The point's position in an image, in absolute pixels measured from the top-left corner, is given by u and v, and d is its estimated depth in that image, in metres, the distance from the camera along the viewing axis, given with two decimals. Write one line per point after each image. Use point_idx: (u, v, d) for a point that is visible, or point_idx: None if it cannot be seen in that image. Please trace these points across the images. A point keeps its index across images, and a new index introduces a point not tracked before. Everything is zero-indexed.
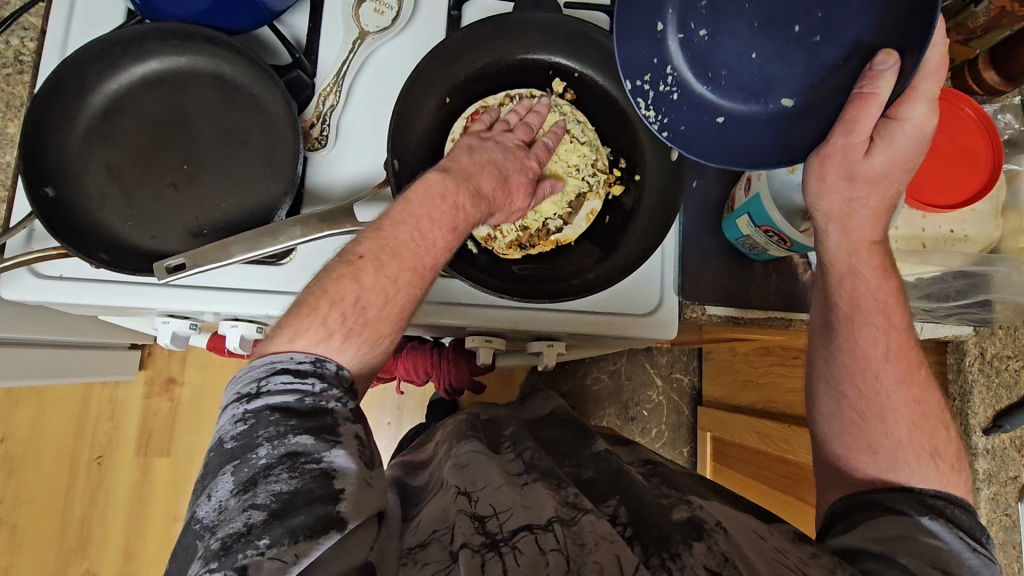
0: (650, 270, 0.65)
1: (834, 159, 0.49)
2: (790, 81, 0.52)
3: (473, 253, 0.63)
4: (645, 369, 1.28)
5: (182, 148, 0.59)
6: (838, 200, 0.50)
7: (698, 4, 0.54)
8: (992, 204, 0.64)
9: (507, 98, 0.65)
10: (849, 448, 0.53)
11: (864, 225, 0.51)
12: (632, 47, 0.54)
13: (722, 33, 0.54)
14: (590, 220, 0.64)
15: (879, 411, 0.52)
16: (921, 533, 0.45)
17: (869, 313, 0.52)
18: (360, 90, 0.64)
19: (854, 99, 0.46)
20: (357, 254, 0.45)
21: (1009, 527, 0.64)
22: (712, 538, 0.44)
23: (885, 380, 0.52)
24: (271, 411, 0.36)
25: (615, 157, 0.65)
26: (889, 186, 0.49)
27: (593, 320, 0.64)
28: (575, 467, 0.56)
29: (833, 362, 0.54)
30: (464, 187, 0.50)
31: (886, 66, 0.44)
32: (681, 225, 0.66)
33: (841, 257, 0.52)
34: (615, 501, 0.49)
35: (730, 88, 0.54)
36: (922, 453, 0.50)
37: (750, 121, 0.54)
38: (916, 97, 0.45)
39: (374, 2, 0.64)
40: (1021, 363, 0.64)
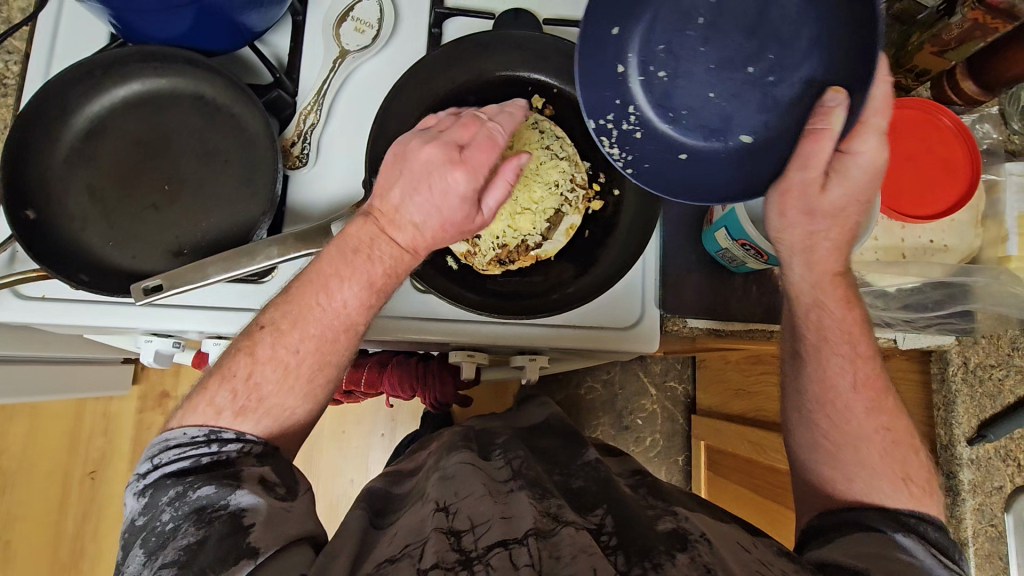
0: (631, 283, 0.65)
1: (793, 194, 0.50)
2: (748, 116, 0.53)
3: (452, 268, 0.62)
4: (639, 378, 1.28)
5: (164, 169, 0.59)
6: (799, 233, 0.51)
7: (656, 47, 0.54)
8: (972, 214, 0.66)
9: None
10: (826, 470, 0.53)
11: (827, 256, 0.51)
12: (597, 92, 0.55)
13: (680, 74, 0.55)
14: (570, 235, 0.63)
15: (850, 441, 0.52)
16: (897, 549, 0.45)
17: (836, 339, 0.53)
18: (340, 109, 0.65)
19: (807, 134, 0.47)
20: (258, 325, 0.46)
21: (995, 537, 0.64)
22: (695, 548, 0.43)
23: (855, 409, 0.52)
24: (169, 479, 0.40)
25: (594, 172, 0.65)
26: (848, 220, 0.49)
27: (576, 335, 0.64)
28: (565, 475, 0.55)
29: (805, 392, 0.55)
30: (379, 242, 0.48)
31: (836, 102, 0.46)
32: (660, 238, 0.66)
33: (805, 290, 0.53)
34: (603, 510, 0.49)
35: (690, 126, 0.55)
36: (895, 478, 0.50)
37: (712, 153, 0.54)
38: (866, 131, 0.46)
39: (355, 21, 0.65)
40: (1004, 372, 0.64)
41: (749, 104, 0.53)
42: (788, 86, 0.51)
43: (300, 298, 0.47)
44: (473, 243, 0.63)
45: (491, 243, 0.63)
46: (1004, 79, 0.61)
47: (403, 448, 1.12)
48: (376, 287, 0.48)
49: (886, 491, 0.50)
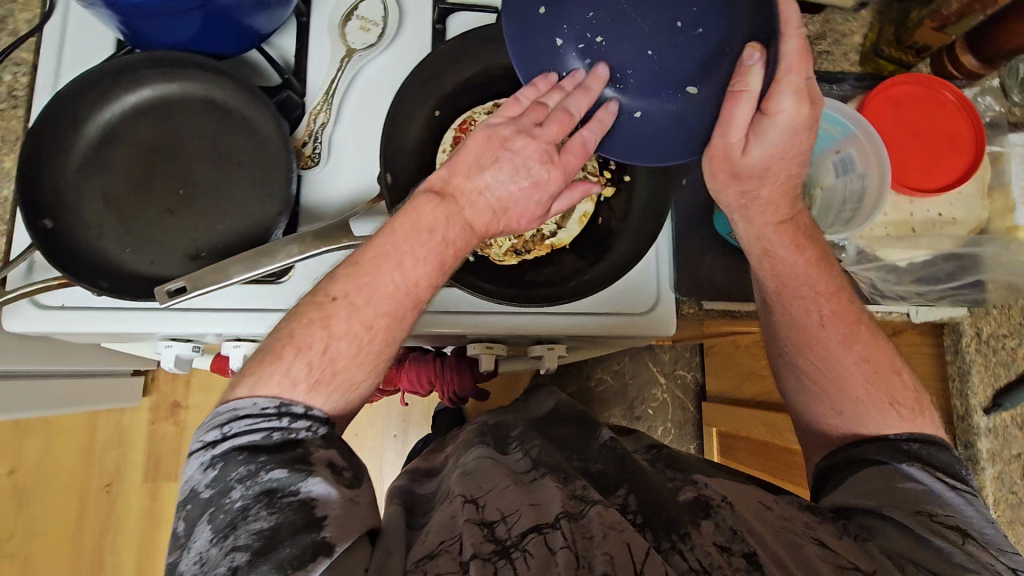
0: (646, 269, 0.65)
1: (719, 157, 0.52)
2: (686, 70, 0.55)
3: (470, 261, 0.62)
4: (649, 368, 1.29)
5: (178, 173, 0.59)
6: (733, 194, 0.54)
7: (587, 16, 0.56)
8: (978, 186, 0.66)
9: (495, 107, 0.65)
10: (817, 410, 0.54)
11: (763, 209, 0.54)
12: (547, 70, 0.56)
13: (616, 37, 0.56)
14: (583, 223, 0.64)
15: (829, 378, 0.53)
16: (902, 479, 0.46)
17: (800, 275, 0.54)
18: (349, 107, 0.65)
19: (727, 97, 0.49)
20: (330, 296, 0.45)
21: (1015, 504, 0.66)
22: (718, 514, 0.45)
23: (828, 345, 0.53)
24: (240, 452, 0.39)
25: (604, 159, 0.65)
26: (775, 175, 0.51)
27: (594, 323, 0.64)
28: (584, 461, 0.56)
29: (779, 336, 0.56)
30: (457, 220, 0.48)
31: (753, 61, 0.46)
32: (672, 223, 0.67)
33: (752, 242, 0.56)
34: (624, 491, 0.49)
35: (637, 86, 0.57)
36: (883, 403, 0.51)
37: (663, 109, 0.57)
38: (781, 90, 0.46)
39: (360, 20, 0.66)
40: (1017, 341, 0.67)
41: (685, 57, 0.55)
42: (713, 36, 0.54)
43: (374, 269, 0.45)
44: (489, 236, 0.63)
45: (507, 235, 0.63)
46: (1002, 52, 0.63)
47: (419, 447, 1.12)
48: (444, 267, 0.48)
49: (875, 418, 0.51)
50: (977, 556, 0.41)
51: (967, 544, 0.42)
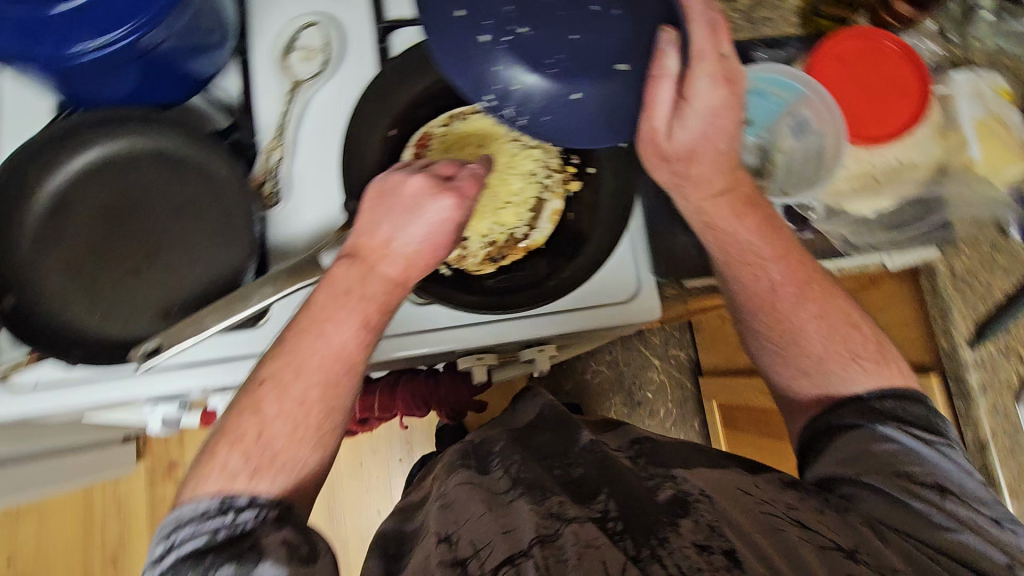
0: (623, 259, 0.65)
1: (646, 143, 0.50)
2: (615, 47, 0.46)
3: (446, 275, 0.60)
4: (641, 352, 1.31)
5: (138, 232, 0.58)
6: (664, 174, 0.52)
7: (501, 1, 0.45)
8: (931, 128, 0.68)
9: (449, 119, 0.65)
10: (783, 374, 0.53)
11: (699, 184, 0.52)
12: (467, 71, 0.46)
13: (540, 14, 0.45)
14: (555, 220, 0.63)
15: (783, 346, 0.53)
16: (877, 441, 0.47)
17: (747, 239, 0.53)
18: (303, 139, 0.64)
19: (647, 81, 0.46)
20: (258, 380, 0.44)
21: (1012, 431, 0.66)
22: (697, 509, 0.44)
23: (783, 307, 0.52)
24: (186, 561, 0.37)
25: (567, 154, 0.64)
26: (702, 155, 0.50)
27: (575, 318, 0.64)
28: (565, 466, 0.54)
29: (736, 304, 0.55)
30: (373, 276, 0.48)
31: (667, 45, 0.44)
32: (642, 209, 0.67)
33: (692, 213, 0.54)
34: (604, 495, 0.47)
35: (576, 67, 0.45)
36: (844, 360, 0.51)
37: (612, 88, 0.46)
38: (695, 75, 0.46)
39: (302, 51, 0.66)
40: (989, 274, 0.69)
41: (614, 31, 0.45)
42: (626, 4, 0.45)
43: (298, 346, 0.45)
44: (463, 247, 0.62)
45: (480, 243, 0.62)
46: None
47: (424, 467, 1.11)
48: (373, 323, 0.47)
49: (841, 375, 0.51)
50: (957, 511, 0.44)
51: (944, 500, 0.44)
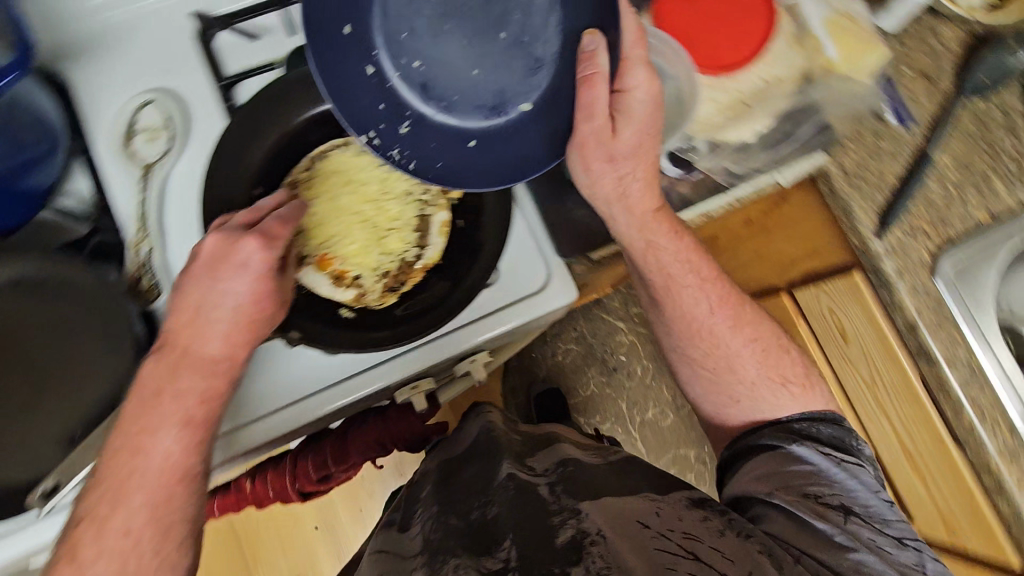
0: (525, 249, 0.65)
1: (589, 145, 0.54)
2: (520, 87, 0.54)
3: (351, 317, 0.59)
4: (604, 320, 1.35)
5: (21, 368, 0.55)
6: (610, 180, 0.56)
7: (400, 37, 0.53)
8: (787, 41, 0.66)
9: (310, 163, 0.60)
10: (716, 395, 0.66)
11: (641, 197, 0.58)
12: (348, 99, 0.51)
13: (434, 57, 0.53)
14: (446, 233, 0.61)
15: (716, 363, 0.65)
16: (790, 462, 0.60)
17: (679, 274, 0.63)
18: (170, 221, 0.62)
19: (581, 81, 0.52)
20: (77, 520, 0.45)
21: (937, 305, 0.68)
22: (590, 555, 0.49)
23: (719, 331, 0.65)
24: None
25: None
26: (645, 154, 0.56)
27: (490, 322, 0.63)
28: (482, 507, 0.59)
29: (672, 328, 0.66)
30: (181, 371, 0.48)
31: (593, 45, 0.51)
32: (530, 197, 0.66)
33: (634, 235, 0.61)
34: (508, 540, 0.53)
35: (468, 110, 0.55)
36: (774, 383, 0.64)
37: (499, 129, 0.55)
38: (631, 65, 0.52)
39: (144, 132, 0.63)
40: (878, 162, 0.72)
41: (516, 71, 0.54)
42: (542, 46, 0.53)
43: (115, 468, 0.46)
44: (358, 286, 0.60)
45: (373, 277, 0.61)
46: None
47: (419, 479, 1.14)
48: (194, 423, 0.48)
49: (768, 399, 0.64)
50: (857, 532, 0.55)
51: (848, 522, 0.56)
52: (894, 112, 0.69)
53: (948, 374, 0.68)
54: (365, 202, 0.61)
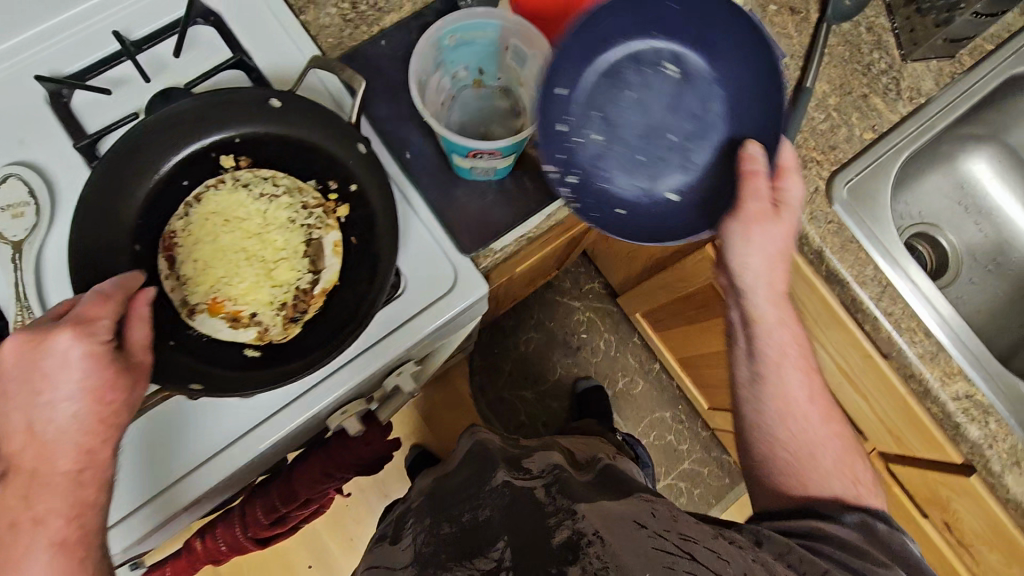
0: (428, 252, 0.64)
1: (752, 219, 0.57)
2: (676, 179, 0.62)
3: (257, 356, 0.57)
4: (559, 303, 1.58)
5: None
6: (755, 257, 0.59)
7: (591, 114, 0.63)
8: None
9: (186, 207, 0.59)
10: (776, 464, 0.62)
11: (777, 281, 0.61)
12: (548, 129, 0.59)
13: (611, 138, 0.63)
14: (340, 252, 0.60)
15: (805, 442, 0.61)
16: (846, 514, 0.58)
17: (789, 356, 0.62)
18: (54, 296, 0.60)
19: (741, 174, 0.57)
20: None
21: (839, 229, 0.70)
22: (586, 556, 0.47)
23: (811, 416, 0.62)
24: None
25: (323, 183, 0.61)
26: (782, 254, 0.60)
27: (402, 335, 0.62)
28: (472, 510, 0.60)
29: (765, 410, 0.63)
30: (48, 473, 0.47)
31: (754, 152, 0.57)
32: (423, 198, 0.64)
33: (767, 311, 0.62)
34: (502, 541, 0.52)
35: (625, 186, 0.62)
36: (847, 480, 0.60)
37: (643, 208, 0.62)
38: (788, 172, 0.59)
39: (8, 208, 0.60)
40: None
41: (672, 165, 0.62)
42: (701, 152, 0.62)
43: None
44: (257, 323, 0.58)
45: (270, 310, 0.58)
46: None
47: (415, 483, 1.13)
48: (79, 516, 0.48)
49: (840, 485, 0.60)
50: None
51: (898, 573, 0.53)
52: None
53: (861, 293, 0.68)
54: (250, 238, 0.60)
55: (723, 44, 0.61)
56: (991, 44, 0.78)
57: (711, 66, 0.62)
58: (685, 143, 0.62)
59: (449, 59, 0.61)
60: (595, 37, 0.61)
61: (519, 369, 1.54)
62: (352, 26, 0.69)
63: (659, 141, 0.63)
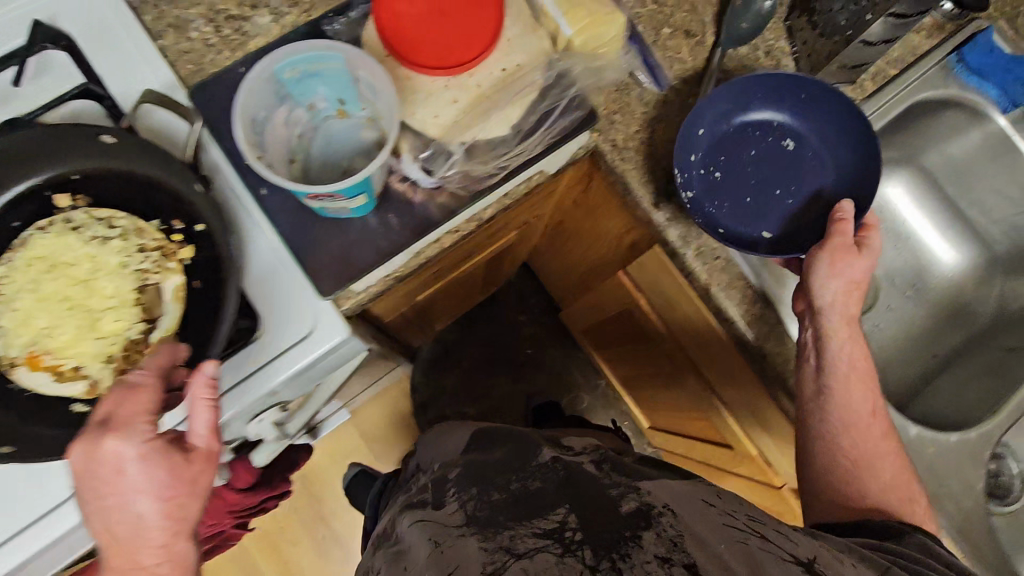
0: (285, 293, 0.60)
1: (841, 256, 0.61)
2: (770, 223, 0.69)
3: (86, 412, 0.54)
4: (504, 316, 1.54)
5: None
6: (835, 288, 0.61)
7: (715, 155, 0.70)
8: (521, 22, 0.64)
9: (10, 249, 0.55)
10: (827, 470, 0.63)
11: (853, 302, 0.62)
12: (677, 149, 0.66)
13: (729, 172, 0.70)
14: (182, 297, 0.56)
15: (862, 453, 0.62)
16: (904, 534, 0.57)
17: (859, 370, 0.62)
18: None
19: (833, 221, 0.62)
20: None
21: (726, 266, 0.68)
22: (659, 523, 0.49)
23: (875, 430, 0.62)
24: None
25: (166, 223, 0.57)
26: (857, 293, 0.62)
27: (254, 383, 0.59)
28: (522, 480, 0.59)
29: (830, 416, 0.62)
30: None
31: (844, 212, 0.62)
32: (278, 234, 0.61)
33: (837, 325, 0.62)
34: (563, 508, 0.51)
35: (726, 215, 0.68)
36: (902, 497, 0.61)
37: (741, 235, 0.68)
38: (871, 229, 0.63)
39: None
40: (648, 131, 0.69)
41: (769, 214, 0.69)
42: (797, 204, 0.69)
43: None
44: (86, 377, 0.54)
45: (99, 363, 0.55)
46: None
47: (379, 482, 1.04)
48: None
49: (894, 502, 0.61)
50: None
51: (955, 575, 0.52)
52: (650, 77, 0.69)
53: (749, 333, 0.68)
54: (78, 285, 0.56)
55: (828, 113, 0.68)
56: (896, 68, 0.75)
57: (818, 135, 0.69)
58: (792, 200, 0.69)
59: (289, 93, 0.58)
60: (748, 88, 0.68)
61: (461, 386, 1.51)
62: (214, 51, 0.65)
63: (768, 195, 0.69)
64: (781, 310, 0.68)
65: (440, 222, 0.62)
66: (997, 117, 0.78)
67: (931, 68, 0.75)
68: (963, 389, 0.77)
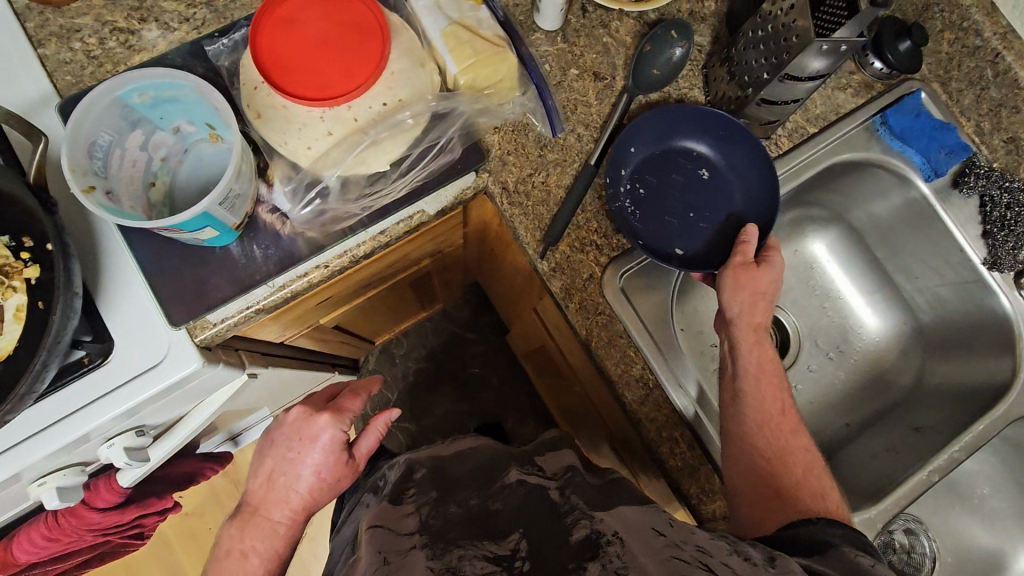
0: (138, 320, 0.58)
1: (743, 268, 0.61)
2: (685, 241, 0.68)
3: None
4: (454, 331, 1.50)
5: None
6: (743, 293, 0.61)
7: (642, 175, 0.69)
8: (411, 56, 0.57)
9: None
10: (738, 474, 0.59)
11: (757, 311, 0.62)
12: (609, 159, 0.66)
13: (653, 190, 0.69)
14: (22, 317, 0.54)
15: (774, 448, 0.59)
16: (847, 553, 0.47)
17: (767, 373, 0.61)
18: None
19: (737, 242, 0.63)
20: None
21: (608, 322, 0.65)
22: (606, 553, 0.40)
23: (784, 429, 0.60)
24: None
25: (16, 239, 0.55)
26: (764, 301, 0.62)
27: (92, 412, 0.55)
28: (483, 500, 0.54)
29: (744, 422, 0.60)
30: None
31: (749, 234, 0.62)
32: (139, 260, 0.59)
33: (741, 329, 0.62)
34: (518, 534, 0.46)
35: (644, 226, 0.67)
36: (817, 493, 0.57)
37: (658, 247, 0.67)
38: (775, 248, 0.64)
39: None
40: (542, 174, 0.67)
41: (686, 234, 0.68)
42: (713, 228, 0.68)
43: None
44: None
45: None
46: None
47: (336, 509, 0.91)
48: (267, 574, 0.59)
49: (814, 506, 0.56)
50: None
51: None
52: (546, 122, 0.66)
53: (625, 395, 0.65)
54: None
55: (744, 151, 0.67)
56: (815, 126, 0.73)
57: (735, 170, 0.68)
58: (705, 225, 0.68)
59: (140, 115, 0.56)
60: (664, 121, 0.68)
61: (403, 402, 1.47)
62: (95, 64, 0.63)
63: (681, 218, 0.69)
64: (659, 373, 0.65)
65: (304, 257, 0.62)
66: (919, 184, 0.74)
67: (851, 129, 0.73)
68: (874, 457, 0.74)
